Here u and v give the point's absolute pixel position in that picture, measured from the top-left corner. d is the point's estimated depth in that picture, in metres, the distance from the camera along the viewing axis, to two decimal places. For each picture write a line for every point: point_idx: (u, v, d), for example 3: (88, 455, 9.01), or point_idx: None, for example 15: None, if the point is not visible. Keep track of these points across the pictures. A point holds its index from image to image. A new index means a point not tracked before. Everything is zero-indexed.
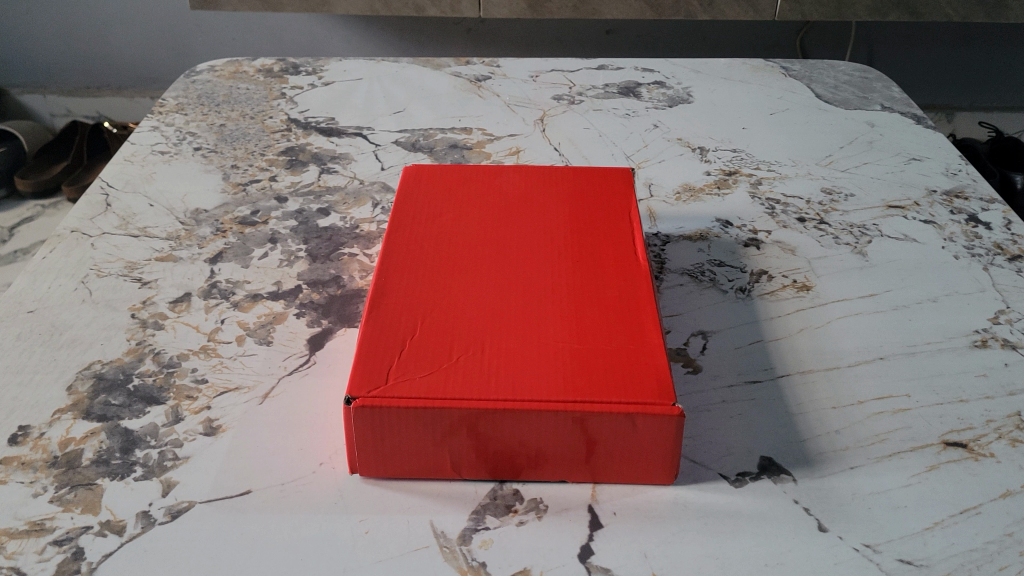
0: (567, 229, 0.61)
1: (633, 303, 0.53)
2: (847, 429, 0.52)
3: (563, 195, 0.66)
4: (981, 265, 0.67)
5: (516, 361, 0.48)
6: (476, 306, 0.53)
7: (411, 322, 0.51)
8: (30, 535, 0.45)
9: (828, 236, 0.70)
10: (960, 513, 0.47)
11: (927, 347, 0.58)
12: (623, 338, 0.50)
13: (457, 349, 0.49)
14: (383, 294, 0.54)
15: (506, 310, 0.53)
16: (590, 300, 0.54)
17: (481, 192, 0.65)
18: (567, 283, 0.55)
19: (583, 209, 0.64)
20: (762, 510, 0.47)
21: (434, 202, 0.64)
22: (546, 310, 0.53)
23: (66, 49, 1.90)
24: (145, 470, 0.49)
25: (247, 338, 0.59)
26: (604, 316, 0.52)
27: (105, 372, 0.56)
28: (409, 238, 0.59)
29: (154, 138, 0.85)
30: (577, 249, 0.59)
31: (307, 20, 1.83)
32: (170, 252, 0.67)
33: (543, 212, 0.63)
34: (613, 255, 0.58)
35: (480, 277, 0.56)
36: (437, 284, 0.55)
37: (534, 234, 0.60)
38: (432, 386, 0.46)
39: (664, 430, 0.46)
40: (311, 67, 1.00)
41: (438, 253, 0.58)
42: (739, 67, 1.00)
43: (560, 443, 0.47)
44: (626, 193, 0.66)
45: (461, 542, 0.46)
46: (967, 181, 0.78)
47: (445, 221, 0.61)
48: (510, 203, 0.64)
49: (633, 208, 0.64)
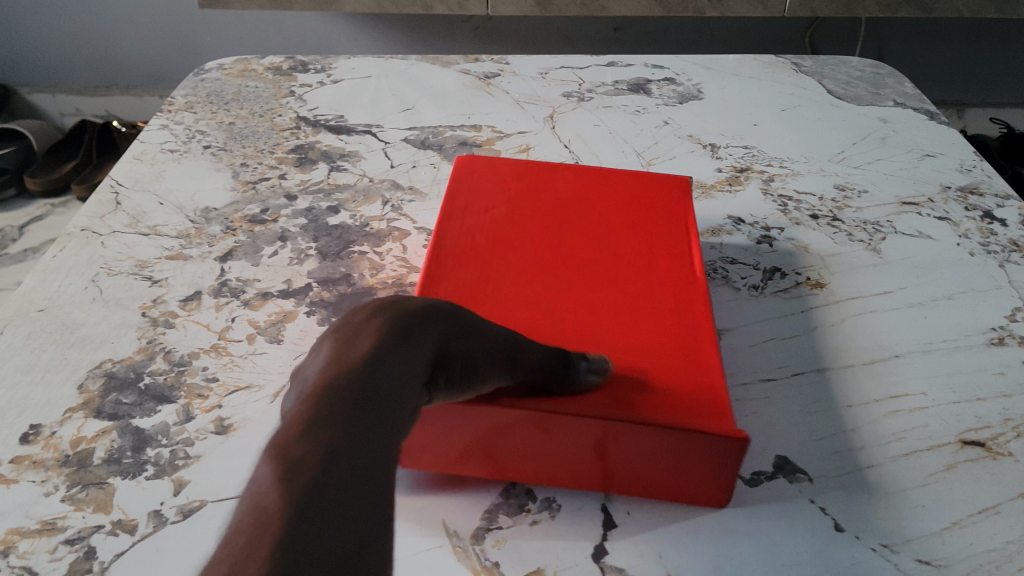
0: (621, 235, 0.61)
1: (690, 322, 0.53)
2: (863, 427, 0.52)
3: (616, 196, 0.65)
4: (997, 262, 0.66)
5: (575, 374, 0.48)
6: (529, 313, 0.53)
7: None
8: (42, 534, 0.45)
9: (841, 233, 0.70)
10: (979, 513, 0.46)
11: (943, 345, 0.58)
12: (684, 362, 0.50)
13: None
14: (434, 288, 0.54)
15: (560, 320, 0.52)
16: (644, 318, 0.53)
17: (536, 191, 0.65)
18: (622, 296, 0.55)
19: (638, 217, 0.63)
20: (777, 509, 0.47)
21: (482, 198, 0.63)
22: (600, 328, 0.52)
23: (73, 50, 1.80)
24: (156, 469, 0.49)
25: (257, 336, 0.59)
26: (663, 336, 0.52)
27: (116, 371, 0.56)
28: (462, 232, 0.59)
29: (164, 136, 0.85)
30: (632, 260, 0.58)
31: (282, 19, 1.71)
32: (181, 251, 0.67)
33: (600, 218, 0.62)
34: (669, 265, 0.58)
35: (534, 283, 0.55)
36: (490, 284, 0.55)
37: (586, 242, 0.60)
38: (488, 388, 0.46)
39: (727, 456, 0.45)
40: (320, 65, 1.00)
41: (489, 253, 0.57)
42: (750, 63, 0.99)
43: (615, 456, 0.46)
44: (680, 198, 0.65)
45: (473, 542, 0.45)
46: (981, 177, 0.78)
47: (498, 219, 0.61)
48: (561, 203, 0.64)
49: (689, 215, 0.63)
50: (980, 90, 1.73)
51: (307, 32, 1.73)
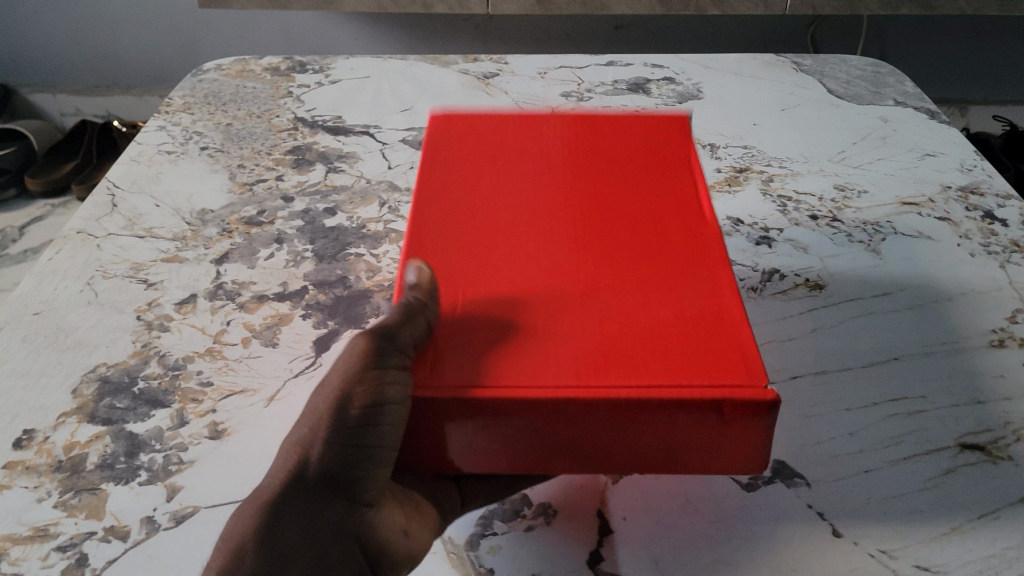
0: (624, 181, 0.55)
1: (705, 265, 0.47)
2: (861, 431, 0.51)
3: (613, 138, 0.60)
4: (997, 263, 0.66)
5: (585, 343, 0.42)
6: (525, 278, 0.47)
7: (452, 297, 0.45)
8: (34, 541, 0.45)
9: (840, 234, 0.69)
10: (978, 518, 0.46)
11: (942, 348, 0.57)
12: (701, 307, 0.44)
13: (507, 326, 0.43)
14: (417, 266, 0.47)
15: (565, 284, 0.46)
16: (657, 268, 0.47)
17: (525, 149, 0.59)
18: (632, 250, 0.49)
19: (643, 165, 0.57)
20: (774, 515, 0.47)
21: (467, 153, 0.58)
22: (612, 284, 0.46)
23: (74, 48, 1.79)
24: (149, 475, 0.49)
25: (252, 340, 0.58)
26: (676, 280, 0.46)
27: (110, 375, 0.55)
28: (446, 204, 0.53)
29: (161, 137, 0.84)
30: (641, 213, 0.52)
31: (282, 18, 1.71)
32: (176, 254, 0.67)
33: (602, 172, 0.57)
34: (676, 207, 0.53)
35: (532, 247, 0.49)
36: (480, 254, 0.49)
37: (587, 198, 0.54)
38: (480, 374, 0.40)
39: (755, 416, 0.39)
40: (318, 65, 0.99)
41: (478, 220, 0.51)
42: (750, 62, 0.99)
43: (639, 436, 0.41)
44: (679, 135, 0.60)
45: (468, 548, 0.46)
46: (982, 177, 0.77)
47: (487, 182, 0.55)
48: (554, 151, 0.59)
49: (688, 153, 0.58)
50: (983, 89, 1.71)
51: (307, 31, 1.72)
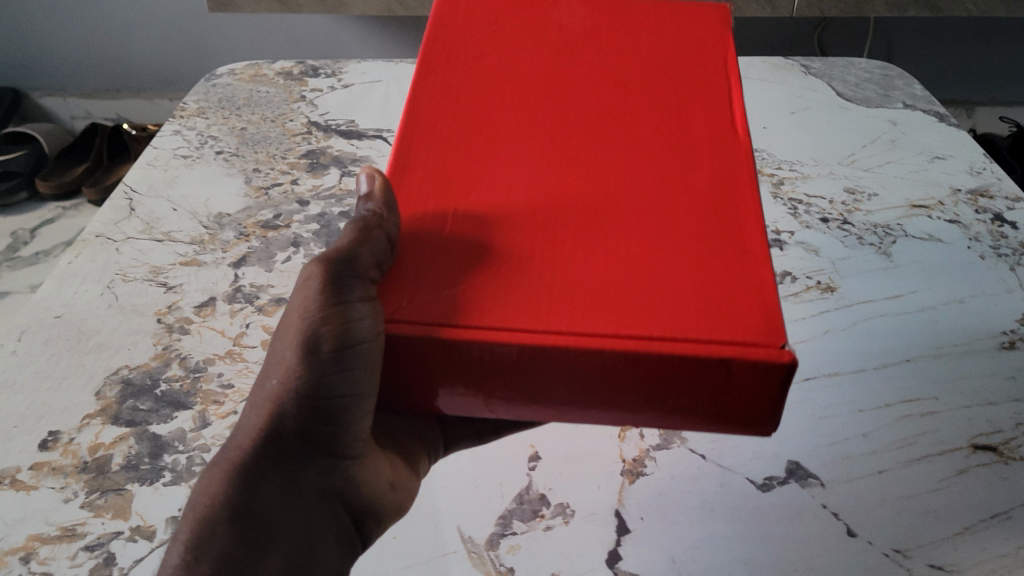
0: (644, 77, 0.50)
1: (730, 187, 0.43)
2: (875, 432, 0.52)
3: (637, 24, 0.55)
4: (1007, 265, 0.66)
5: (588, 274, 0.39)
6: (524, 190, 0.43)
7: (444, 208, 0.42)
8: (62, 540, 0.46)
9: (851, 236, 0.70)
10: (990, 518, 0.47)
11: (954, 349, 0.58)
12: (720, 239, 0.40)
13: (505, 249, 0.40)
14: (406, 168, 0.44)
15: (566, 202, 0.42)
16: (671, 188, 0.43)
17: (536, 32, 0.53)
18: (643, 164, 0.44)
19: (665, 59, 0.52)
20: (789, 515, 0.48)
21: (472, 32, 0.53)
22: (620, 204, 0.42)
23: (85, 51, 1.80)
24: (173, 475, 0.50)
25: (272, 342, 0.59)
26: (695, 205, 0.42)
27: (132, 377, 0.56)
28: (443, 90, 0.48)
29: (176, 142, 0.85)
30: (657, 117, 0.47)
31: (291, 21, 1.72)
32: (194, 257, 0.68)
33: (619, 65, 0.51)
34: (701, 112, 0.48)
35: (533, 152, 0.45)
36: (476, 157, 0.45)
37: (598, 95, 0.49)
38: (466, 304, 0.37)
39: (767, 376, 0.36)
40: (330, 69, 1.00)
41: (475, 114, 0.47)
42: (759, 65, 0.99)
43: (634, 389, 0.38)
44: (715, 24, 0.54)
45: (488, 548, 0.47)
46: (992, 179, 0.78)
47: (490, 67, 0.50)
48: (569, 35, 0.53)
49: (723, 47, 0.53)
50: (989, 89, 1.72)
51: (315, 34, 1.73)
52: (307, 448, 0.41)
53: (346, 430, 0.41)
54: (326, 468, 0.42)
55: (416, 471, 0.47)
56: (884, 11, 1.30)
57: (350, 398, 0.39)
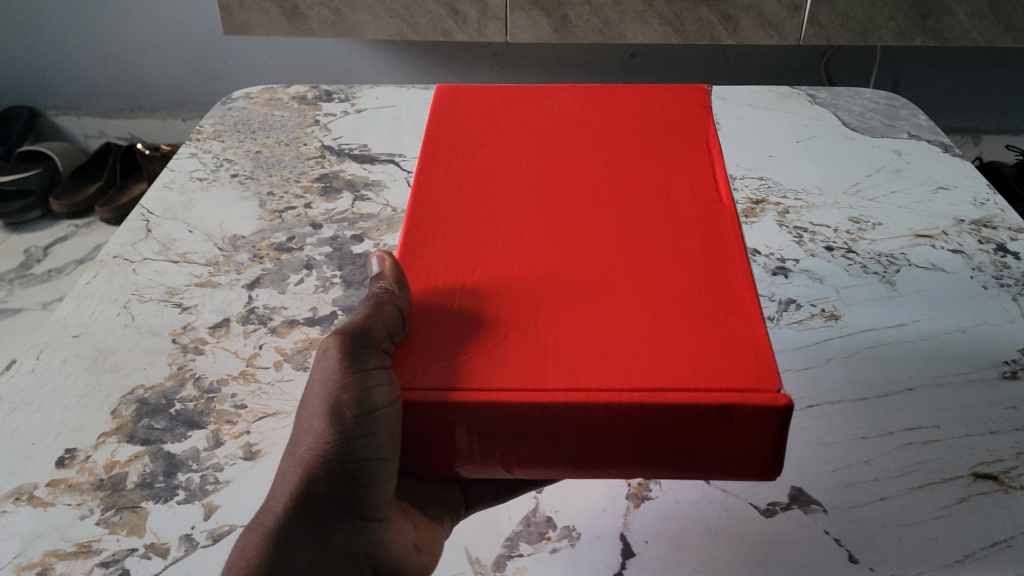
0: (633, 158, 0.55)
1: (721, 252, 0.46)
2: (877, 459, 0.53)
3: (624, 117, 0.60)
4: (1010, 295, 0.67)
5: (589, 338, 0.41)
6: (529, 263, 0.46)
7: (452, 284, 0.44)
8: (77, 556, 0.47)
9: (855, 265, 0.71)
10: (991, 546, 0.47)
11: (956, 378, 0.59)
12: (713, 298, 0.43)
13: (510, 317, 0.42)
14: (417, 251, 0.47)
15: (568, 271, 0.45)
16: (667, 253, 0.46)
17: (535, 129, 0.58)
18: (639, 233, 0.48)
19: (654, 144, 0.56)
20: (792, 541, 0.48)
21: (473, 133, 0.58)
22: (619, 271, 0.45)
23: (100, 71, 1.82)
24: (187, 494, 0.51)
25: (284, 363, 0.60)
26: (689, 269, 0.45)
27: (148, 397, 0.57)
28: (449, 181, 0.52)
29: (193, 165, 0.87)
30: (650, 192, 0.51)
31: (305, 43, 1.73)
32: (209, 279, 0.69)
33: (614, 150, 0.56)
34: (687, 186, 0.51)
35: (536, 228, 0.48)
36: (482, 236, 0.48)
37: (596, 176, 0.53)
38: (478, 371, 0.39)
39: (765, 420, 0.38)
40: (344, 94, 1.02)
41: (480, 199, 0.51)
42: (766, 94, 1.00)
43: (641, 438, 0.39)
44: (700, 115, 0.59)
45: (495, 569, 0.48)
46: (995, 210, 0.79)
47: (492, 160, 0.55)
48: (562, 128, 0.58)
49: (707, 130, 0.57)
50: (997, 117, 1.72)
51: (327, 57, 1.75)
52: (335, 515, 0.42)
53: (372, 496, 0.42)
54: (355, 532, 0.43)
55: (442, 528, 0.47)
56: (891, 39, 1.31)
57: (372, 464, 0.40)
